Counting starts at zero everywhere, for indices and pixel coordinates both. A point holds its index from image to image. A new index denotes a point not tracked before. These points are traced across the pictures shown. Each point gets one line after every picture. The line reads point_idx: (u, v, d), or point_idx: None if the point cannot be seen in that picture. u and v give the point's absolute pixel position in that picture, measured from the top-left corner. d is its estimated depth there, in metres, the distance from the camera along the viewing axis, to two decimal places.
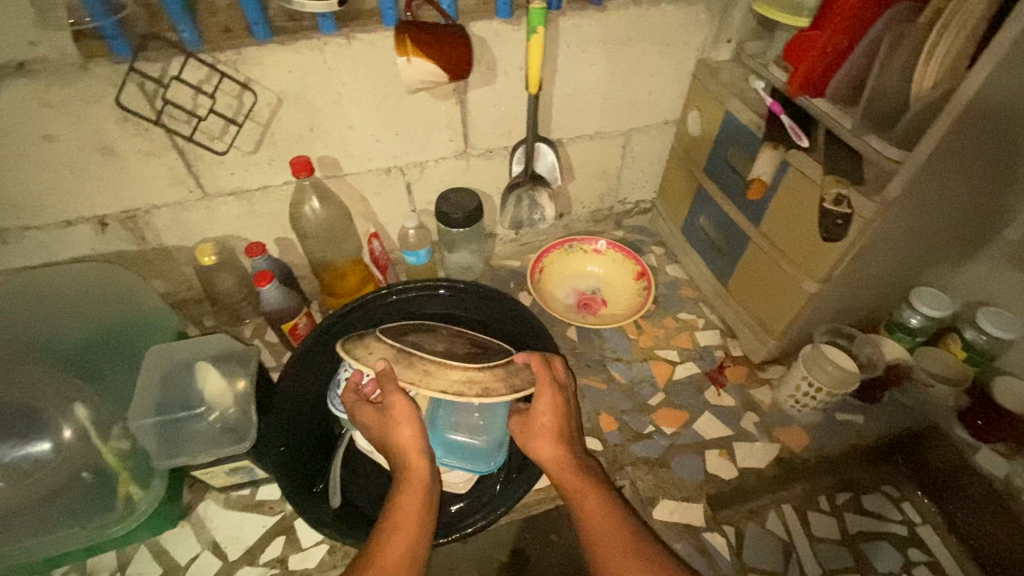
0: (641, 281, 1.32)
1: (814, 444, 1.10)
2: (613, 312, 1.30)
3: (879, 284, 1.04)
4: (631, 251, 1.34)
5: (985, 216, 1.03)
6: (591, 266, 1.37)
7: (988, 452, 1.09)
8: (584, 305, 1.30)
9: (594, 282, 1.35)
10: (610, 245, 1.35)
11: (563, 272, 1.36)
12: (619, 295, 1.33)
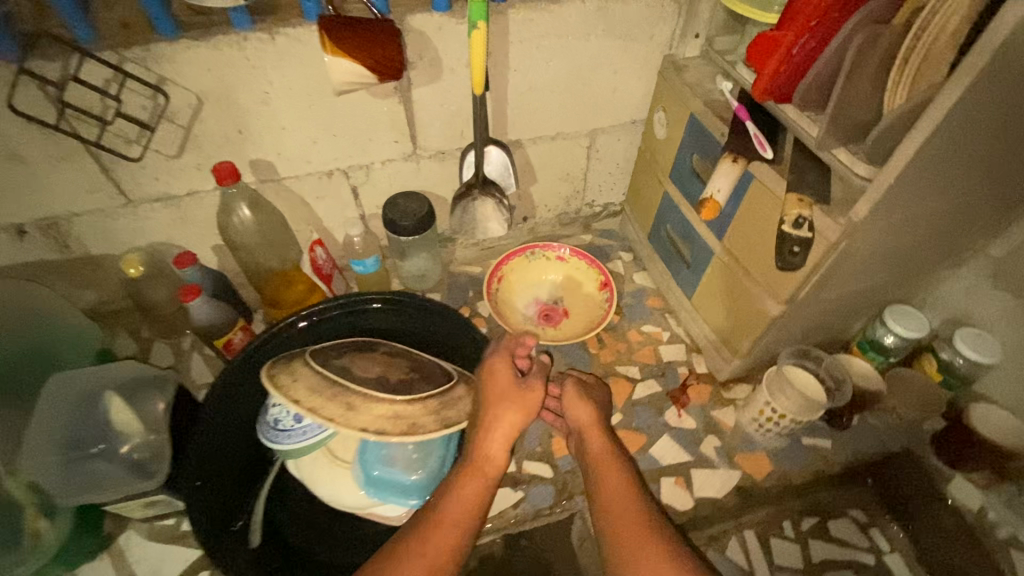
0: (604, 292, 1.24)
1: (776, 471, 1.05)
2: (574, 324, 1.23)
3: (851, 299, 0.97)
4: (595, 260, 1.26)
5: (967, 232, 0.95)
6: (554, 274, 1.29)
7: (962, 481, 1.04)
8: (544, 317, 1.24)
9: (556, 291, 1.27)
10: (572, 252, 1.27)
11: (524, 280, 1.28)
12: (581, 306, 1.25)
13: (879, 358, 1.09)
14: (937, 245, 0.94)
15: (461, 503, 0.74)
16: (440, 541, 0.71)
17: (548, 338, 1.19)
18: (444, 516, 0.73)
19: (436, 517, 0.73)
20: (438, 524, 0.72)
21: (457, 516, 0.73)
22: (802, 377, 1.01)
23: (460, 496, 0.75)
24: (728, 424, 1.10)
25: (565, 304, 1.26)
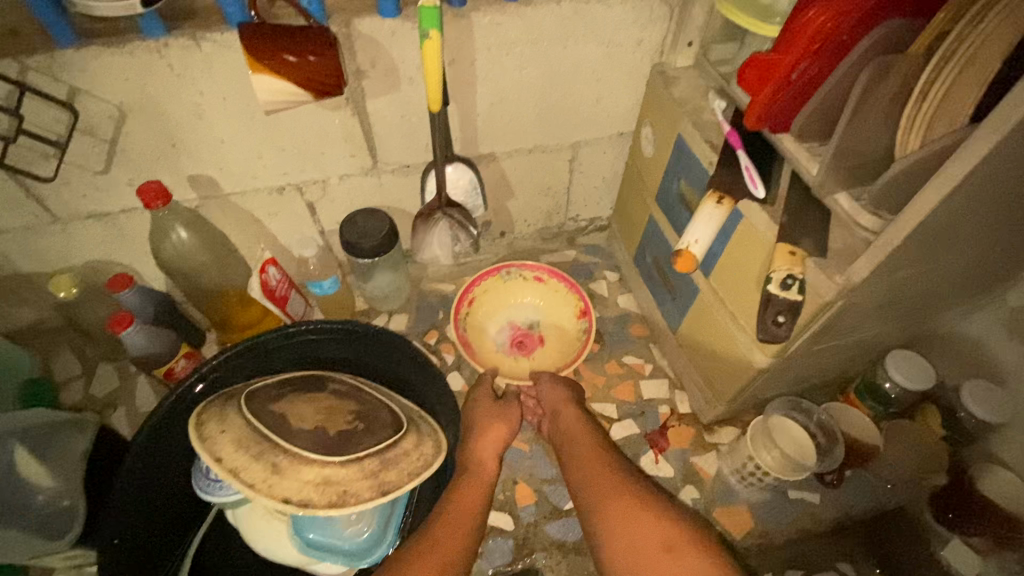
0: (583, 321, 1.14)
1: (756, 527, 0.97)
2: (549, 354, 1.15)
3: (847, 347, 0.88)
4: (576, 283, 1.14)
5: (986, 280, 0.84)
6: (533, 296, 1.18)
7: (959, 545, 0.92)
8: (518, 344, 1.15)
9: (533, 317, 1.17)
10: (551, 274, 1.15)
11: (497, 300, 1.18)
12: (558, 334, 1.16)
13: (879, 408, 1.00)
14: (951, 294, 0.85)
15: (468, 500, 0.82)
16: (450, 530, 0.75)
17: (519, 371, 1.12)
18: (454, 507, 0.79)
19: (449, 510, 0.79)
20: (447, 513, 0.78)
21: (465, 509, 0.80)
22: (789, 429, 0.93)
23: (466, 492, 0.83)
24: (706, 473, 1.02)
25: (542, 330, 1.17)
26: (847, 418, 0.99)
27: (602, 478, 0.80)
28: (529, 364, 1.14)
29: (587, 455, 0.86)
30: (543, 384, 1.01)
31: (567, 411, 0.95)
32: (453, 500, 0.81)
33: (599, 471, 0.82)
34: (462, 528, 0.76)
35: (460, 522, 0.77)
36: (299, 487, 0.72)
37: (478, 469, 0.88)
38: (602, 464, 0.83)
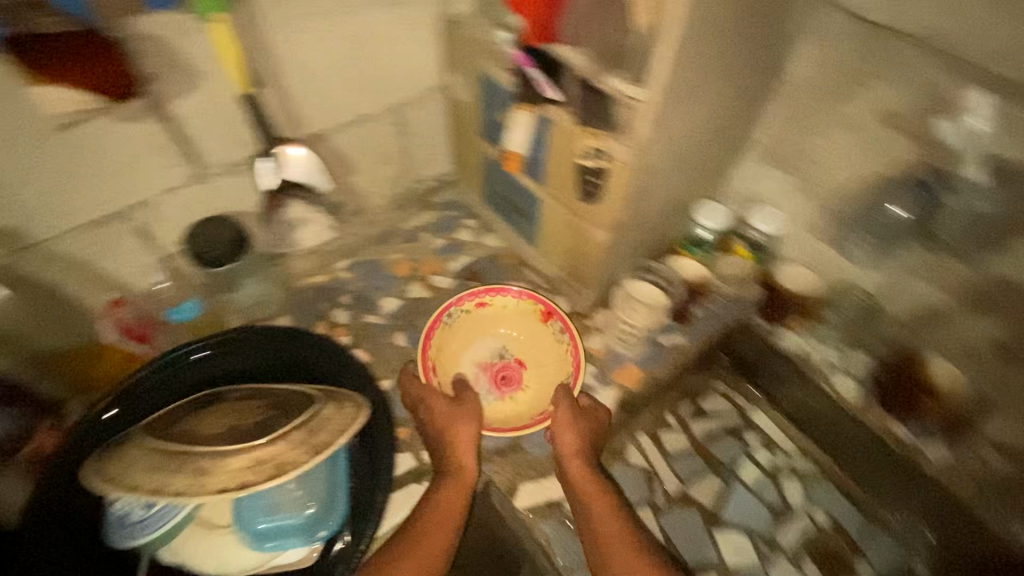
0: (553, 321, 1.14)
1: (647, 376, 1.16)
2: (540, 373, 1.15)
3: (659, 205, 1.07)
4: (524, 288, 1.15)
5: (740, 127, 1.09)
6: (488, 322, 1.17)
7: (785, 333, 1.18)
8: (503, 382, 1.14)
9: (495, 332, 1.17)
10: (492, 292, 1.15)
11: (458, 345, 1.16)
12: (535, 349, 1.16)
13: (701, 252, 1.20)
14: (714, 139, 1.05)
15: (444, 507, 0.93)
16: (428, 540, 0.88)
17: (521, 416, 1.11)
18: (430, 520, 0.91)
19: (425, 520, 0.91)
20: (429, 528, 0.89)
21: (439, 521, 0.91)
22: (636, 290, 1.14)
23: (444, 503, 0.93)
24: (593, 348, 1.19)
25: (509, 350, 1.16)
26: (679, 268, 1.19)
27: (608, 531, 0.91)
28: (523, 399, 1.13)
29: (587, 497, 0.95)
30: (558, 423, 1.01)
31: (569, 432, 1.00)
32: (426, 511, 0.92)
33: (613, 547, 0.89)
34: (439, 541, 0.88)
35: (439, 534, 0.89)
36: (232, 476, 0.72)
37: (459, 473, 0.97)
38: (604, 510, 0.93)
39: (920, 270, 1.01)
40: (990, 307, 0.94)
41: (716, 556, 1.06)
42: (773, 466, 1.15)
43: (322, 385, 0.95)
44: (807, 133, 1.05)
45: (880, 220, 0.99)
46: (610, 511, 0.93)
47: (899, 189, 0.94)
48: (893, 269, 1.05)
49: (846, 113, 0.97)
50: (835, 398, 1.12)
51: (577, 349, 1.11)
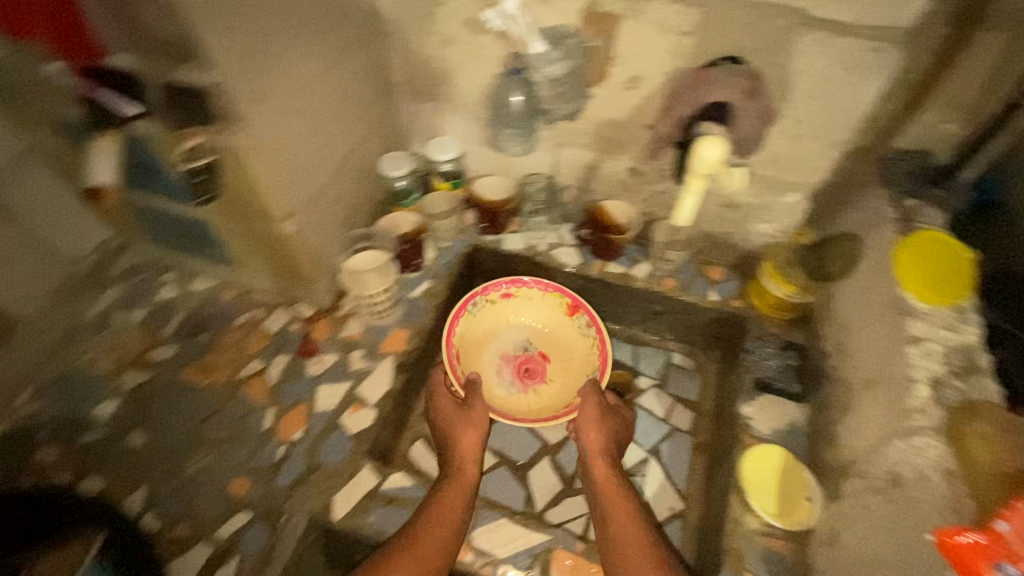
0: (578, 315, 1.18)
1: (412, 332, 1.18)
2: (559, 370, 1.18)
3: (324, 171, 1.06)
4: (550, 283, 1.18)
5: (369, 76, 1.12)
6: (509, 313, 1.21)
7: (510, 236, 1.32)
8: (526, 373, 1.17)
9: (530, 339, 1.20)
10: (515, 284, 1.19)
11: (487, 326, 1.20)
12: (557, 345, 1.20)
13: (410, 202, 1.29)
14: (346, 91, 1.05)
15: (451, 501, 0.91)
16: (428, 535, 0.85)
17: (546, 398, 1.15)
18: (436, 510, 0.89)
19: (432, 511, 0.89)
20: (429, 520, 0.87)
21: (443, 506, 0.90)
22: (355, 259, 1.14)
23: (453, 493, 0.92)
24: (354, 334, 1.17)
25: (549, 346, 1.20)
26: (392, 225, 1.22)
27: (625, 534, 0.88)
28: (545, 391, 1.16)
29: (610, 501, 0.94)
30: (584, 425, 1.02)
31: (595, 432, 1.01)
32: (435, 503, 0.90)
33: (619, 530, 0.89)
34: (441, 536, 0.86)
35: (442, 525, 0.87)
36: None
37: (460, 473, 0.96)
38: (624, 513, 0.91)
39: (561, 138, 1.18)
40: (612, 145, 1.14)
41: (540, 442, 1.20)
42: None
43: (84, 536, 0.88)
44: (423, 57, 1.14)
45: (502, 113, 1.14)
46: (630, 516, 0.91)
47: (500, 82, 1.09)
48: (546, 145, 1.20)
49: (440, 29, 1.07)
50: (563, 265, 1.28)
51: (604, 343, 1.13)
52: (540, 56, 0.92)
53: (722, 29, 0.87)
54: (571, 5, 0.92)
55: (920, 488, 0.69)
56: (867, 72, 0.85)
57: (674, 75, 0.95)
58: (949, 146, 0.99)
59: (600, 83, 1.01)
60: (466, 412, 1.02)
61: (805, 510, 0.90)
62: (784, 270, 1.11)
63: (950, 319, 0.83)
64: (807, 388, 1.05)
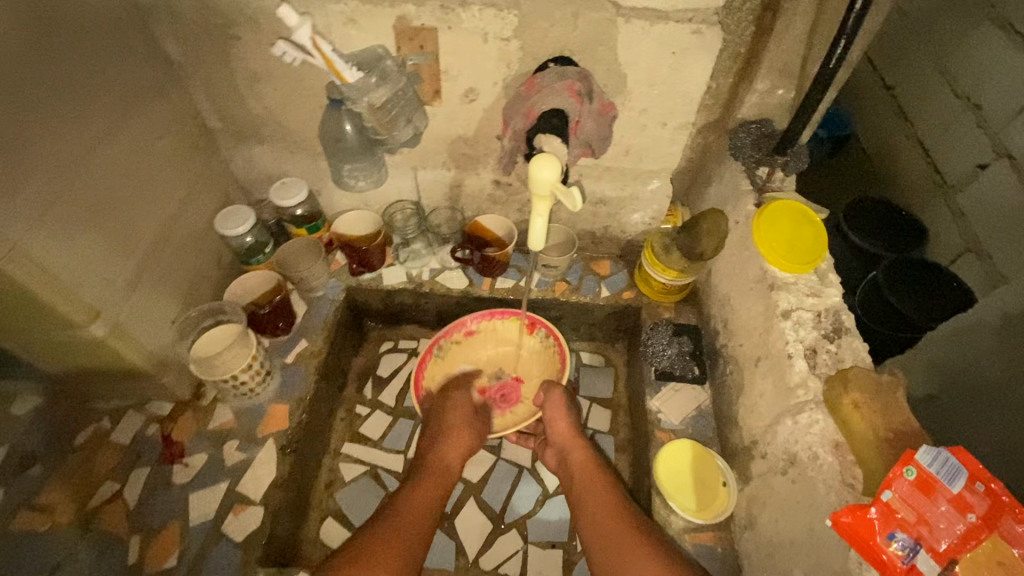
0: (536, 330, 1.12)
1: (293, 403, 1.05)
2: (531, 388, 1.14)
3: (137, 250, 0.89)
4: (504, 309, 1.13)
5: (172, 128, 0.96)
6: (477, 347, 1.16)
7: (387, 270, 1.22)
8: (501, 399, 1.13)
9: (506, 365, 1.16)
10: (477, 321, 1.14)
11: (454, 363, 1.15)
12: (524, 362, 1.15)
13: (265, 257, 1.15)
14: (144, 152, 0.89)
15: (423, 496, 0.90)
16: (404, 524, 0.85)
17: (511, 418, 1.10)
18: (411, 504, 0.88)
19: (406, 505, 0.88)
20: (402, 511, 0.86)
21: (420, 499, 0.89)
22: (201, 341, 0.97)
23: (426, 488, 0.92)
24: (225, 422, 1.02)
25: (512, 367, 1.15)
26: (245, 287, 1.09)
27: (605, 509, 0.89)
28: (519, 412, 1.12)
29: (588, 481, 0.95)
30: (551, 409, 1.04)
31: (564, 420, 1.03)
32: (414, 499, 0.89)
33: (599, 506, 0.90)
34: (416, 528, 0.84)
35: (415, 516, 0.86)
36: None
37: (437, 463, 0.96)
38: (603, 491, 0.92)
39: (415, 161, 1.09)
40: (469, 161, 1.07)
41: (463, 484, 1.12)
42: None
43: None
44: (236, 97, 1.00)
45: (339, 148, 1.01)
46: (610, 494, 0.92)
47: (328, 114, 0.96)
48: (400, 170, 1.11)
49: (244, 66, 0.94)
50: (449, 292, 1.20)
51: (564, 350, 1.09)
52: (357, 85, 0.81)
53: (544, 29, 0.81)
54: (381, 24, 0.82)
55: (813, 467, 0.69)
56: (695, 55, 0.83)
57: (509, 84, 0.90)
58: (785, 110, 1.02)
59: (435, 102, 0.94)
60: (444, 408, 1.04)
61: (724, 496, 0.89)
62: (660, 255, 1.11)
63: (813, 284, 0.84)
64: (705, 367, 1.05)
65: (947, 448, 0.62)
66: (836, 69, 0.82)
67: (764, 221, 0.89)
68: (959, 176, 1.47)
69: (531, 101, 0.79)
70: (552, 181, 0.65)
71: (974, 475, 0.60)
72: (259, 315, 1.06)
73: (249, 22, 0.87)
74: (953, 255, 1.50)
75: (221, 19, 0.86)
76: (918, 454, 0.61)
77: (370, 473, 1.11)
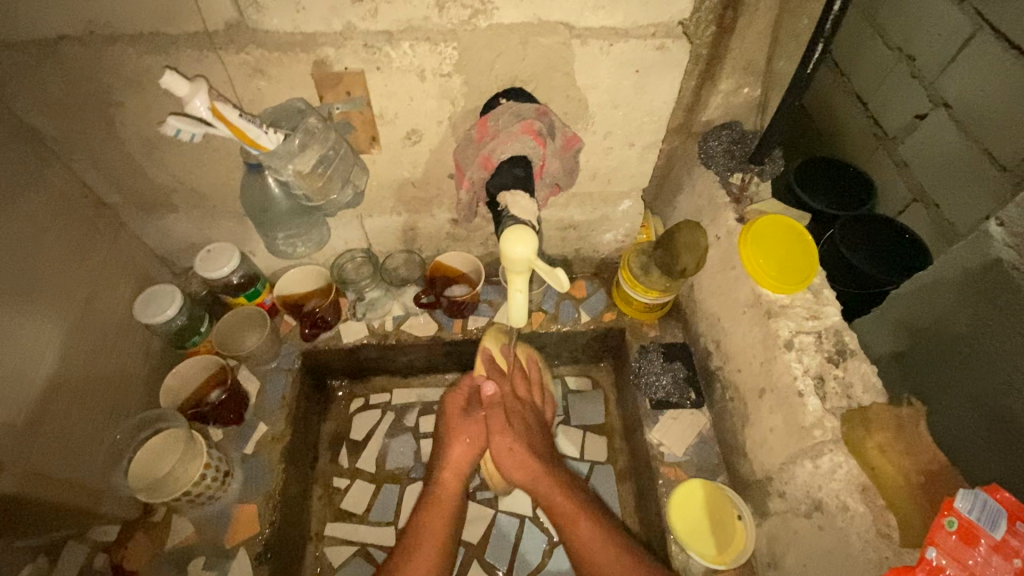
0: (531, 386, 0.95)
1: (261, 502, 0.92)
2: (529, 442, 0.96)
3: (40, 372, 0.75)
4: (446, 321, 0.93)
5: (61, 213, 0.80)
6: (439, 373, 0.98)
7: (345, 326, 1.08)
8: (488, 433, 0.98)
9: None
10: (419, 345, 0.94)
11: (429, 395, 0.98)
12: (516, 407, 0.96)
13: (203, 337, 1.00)
14: (29, 255, 0.74)
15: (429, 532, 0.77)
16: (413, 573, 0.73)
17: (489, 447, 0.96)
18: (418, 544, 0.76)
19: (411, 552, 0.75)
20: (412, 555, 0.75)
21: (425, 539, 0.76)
22: (142, 457, 0.83)
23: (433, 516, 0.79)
24: (187, 538, 0.89)
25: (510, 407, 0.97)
26: (183, 379, 0.94)
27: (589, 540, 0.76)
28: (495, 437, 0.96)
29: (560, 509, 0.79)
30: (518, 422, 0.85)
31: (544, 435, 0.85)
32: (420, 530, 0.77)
33: (584, 528, 0.77)
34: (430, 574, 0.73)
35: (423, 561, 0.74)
36: None
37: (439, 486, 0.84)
38: (583, 519, 0.78)
39: (359, 209, 0.97)
40: (421, 203, 0.96)
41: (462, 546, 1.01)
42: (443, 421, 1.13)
43: None
44: (134, 168, 0.85)
45: (268, 215, 0.86)
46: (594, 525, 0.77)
47: (246, 177, 0.82)
48: (342, 220, 0.99)
49: (136, 133, 0.79)
50: (418, 340, 1.08)
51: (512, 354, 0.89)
52: (279, 152, 0.69)
53: (489, 61, 0.72)
54: (298, 72, 0.71)
55: (844, 517, 0.66)
56: (661, 72, 0.76)
57: (456, 122, 0.80)
58: (753, 109, 0.95)
59: (373, 149, 0.83)
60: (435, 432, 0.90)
61: (741, 532, 0.83)
62: (639, 275, 1.02)
63: (810, 305, 0.79)
64: (701, 390, 0.99)
65: (983, 489, 0.58)
66: (812, 74, 0.79)
67: (751, 240, 0.83)
68: (898, 125, 1.17)
69: (487, 147, 0.70)
70: (529, 258, 0.56)
71: (1014, 516, 0.56)
72: (205, 409, 0.93)
73: (130, 86, 0.72)
74: (900, 207, 1.19)
75: (95, 86, 0.71)
76: (957, 502, 0.57)
77: (360, 555, 1.00)
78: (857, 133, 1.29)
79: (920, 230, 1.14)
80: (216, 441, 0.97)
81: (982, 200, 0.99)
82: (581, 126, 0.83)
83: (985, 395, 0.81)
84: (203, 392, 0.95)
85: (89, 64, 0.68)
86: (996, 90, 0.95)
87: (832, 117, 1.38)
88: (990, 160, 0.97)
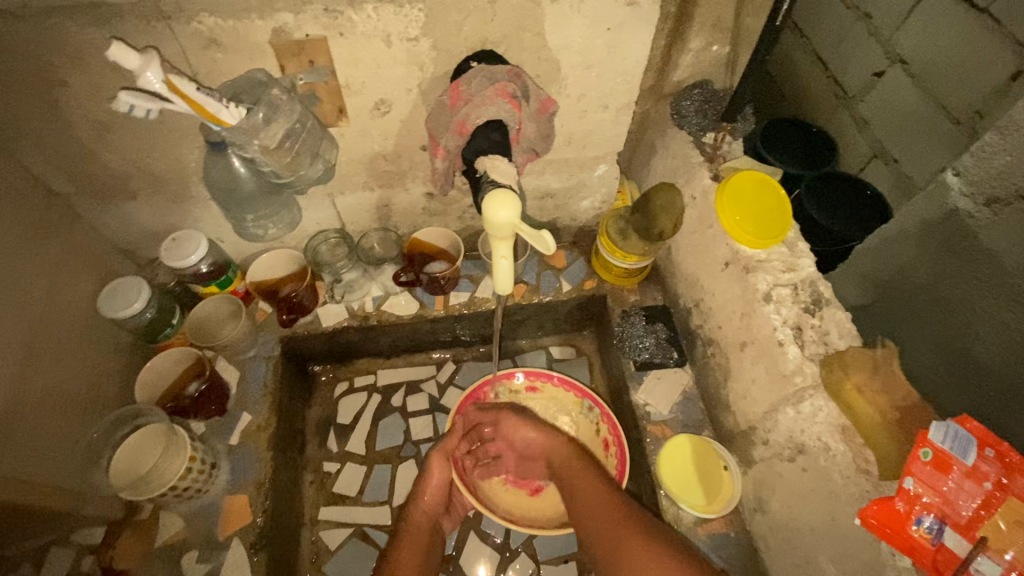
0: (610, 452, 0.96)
1: (251, 489, 0.90)
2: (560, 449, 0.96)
3: (2, 376, 0.71)
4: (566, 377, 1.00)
5: (9, 203, 0.75)
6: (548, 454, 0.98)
7: (322, 309, 1.06)
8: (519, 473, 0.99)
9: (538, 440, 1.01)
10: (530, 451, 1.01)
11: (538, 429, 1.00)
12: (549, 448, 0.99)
13: (175, 328, 0.96)
14: None
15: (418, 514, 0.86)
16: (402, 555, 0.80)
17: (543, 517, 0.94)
18: (410, 529, 0.84)
19: (404, 535, 0.83)
20: (402, 540, 0.83)
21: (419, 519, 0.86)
22: (121, 456, 0.80)
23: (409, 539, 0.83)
24: (177, 533, 0.87)
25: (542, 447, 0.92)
26: (159, 373, 0.90)
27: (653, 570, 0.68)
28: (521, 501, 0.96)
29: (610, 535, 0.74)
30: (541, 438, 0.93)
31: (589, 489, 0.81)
32: (413, 517, 0.86)
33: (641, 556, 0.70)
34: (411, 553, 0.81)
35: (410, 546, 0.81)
36: None
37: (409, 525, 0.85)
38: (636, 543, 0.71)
39: (330, 187, 0.94)
40: (394, 177, 0.94)
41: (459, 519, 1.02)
42: (431, 398, 1.14)
43: None
44: (85, 153, 0.80)
45: (235, 197, 0.83)
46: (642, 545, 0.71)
47: (209, 156, 0.79)
48: (312, 201, 0.96)
49: (84, 115, 0.74)
50: (400, 319, 1.07)
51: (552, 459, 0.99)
52: (242, 126, 0.66)
53: (457, 23, 0.70)
54: (257, 41, 0.67)
55: (826, 457, 0.70)
56: (632, 28, 0.75)
57: (426, 89, 0.78)
58: (722, 67, 0.95)
59: (341, 122, 0.80)
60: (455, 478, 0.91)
61: (728, 482, 0.86)
62: (618, 241, 1.02)
63: (786, 257, 0.81)
64: (683, 349, 1.01)
65: (953, 419, 0.61)
66: (780, 26, 0.79)
67: (726, 196, 0.85)
68: (857, 84, 1.19)
69: (461, 113, 0.69)
70: (513, 221, 0.56)
71: (982, 441, 0.60)
72: (185, 403, 0.90)
73: (73, 64, 0.67)
74: (860, 164, 1.21)
75: (34, 63, 0.66)
76: (930, 434, 0.61)
77: (357, 535, 1.00)
78: (818, 94, 1.31)
79: (879, 186, 1.17)
80: (199, 434, 0.94)
81: (938, 153, 1.02)
82: (554, 90, 0.82)
83: (946, 338, 0.85)
84: (181, 386, 0.92)
85: (27, 40, 0.63)
86: (949, 44, 0.96)
87: (793, 79, 1.39)
88: (944, 115, 0.99)
